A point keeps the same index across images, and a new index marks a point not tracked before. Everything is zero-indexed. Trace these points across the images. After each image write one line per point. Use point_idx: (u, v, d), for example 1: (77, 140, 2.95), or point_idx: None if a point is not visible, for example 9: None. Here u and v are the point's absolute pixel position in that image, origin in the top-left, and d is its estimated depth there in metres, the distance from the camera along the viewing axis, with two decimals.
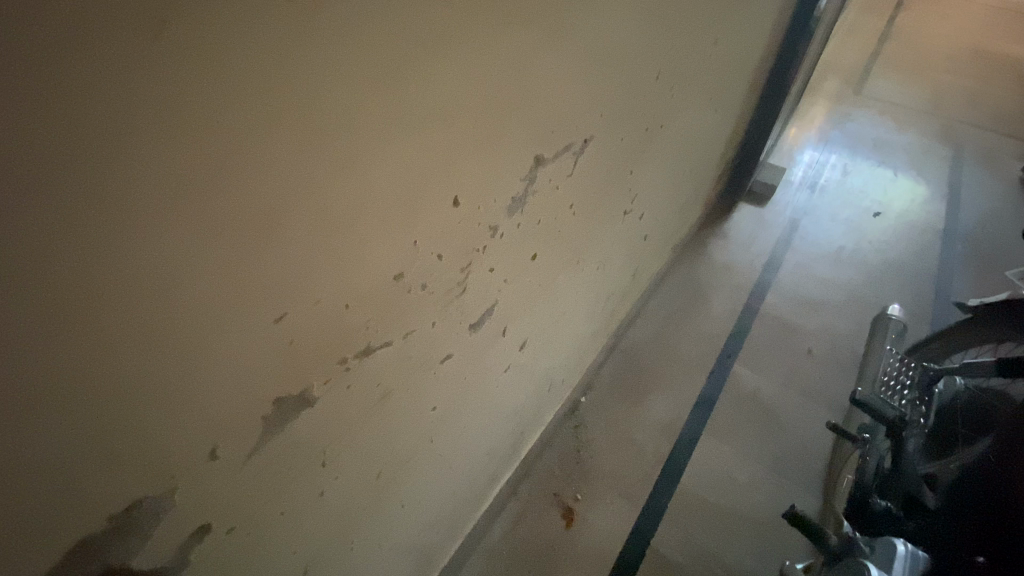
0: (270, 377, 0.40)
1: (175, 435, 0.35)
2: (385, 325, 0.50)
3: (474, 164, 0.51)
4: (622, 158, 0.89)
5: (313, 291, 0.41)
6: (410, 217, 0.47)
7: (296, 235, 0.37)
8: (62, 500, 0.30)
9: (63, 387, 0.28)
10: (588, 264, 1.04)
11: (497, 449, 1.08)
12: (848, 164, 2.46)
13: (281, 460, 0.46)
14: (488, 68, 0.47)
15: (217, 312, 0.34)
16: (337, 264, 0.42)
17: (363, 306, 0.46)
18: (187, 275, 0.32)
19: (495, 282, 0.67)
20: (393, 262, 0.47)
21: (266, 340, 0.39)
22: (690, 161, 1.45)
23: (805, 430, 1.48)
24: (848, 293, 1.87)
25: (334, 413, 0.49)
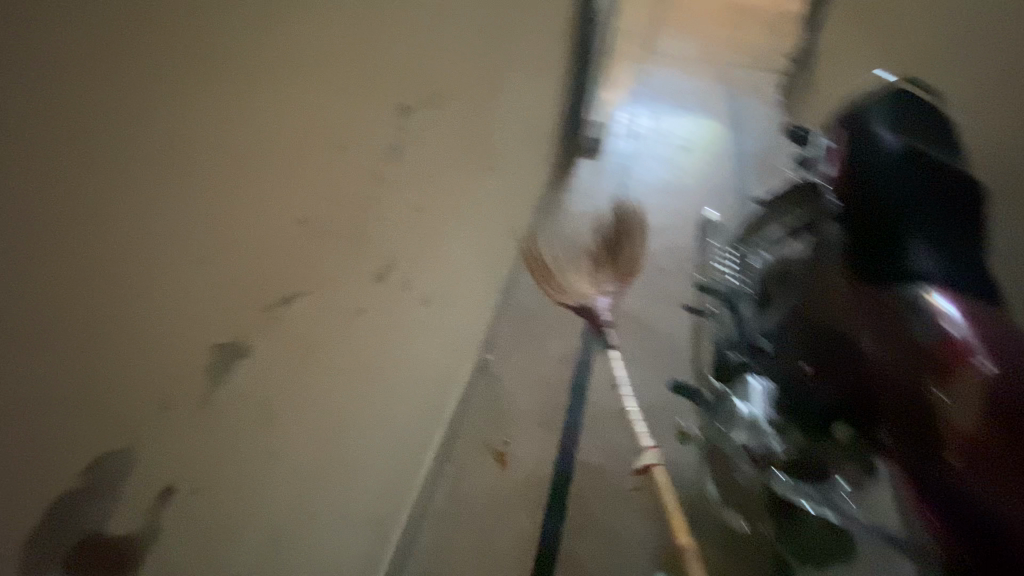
0: (205, 323, 0.42)
1: (119, 387, 0.36)
2: (301, 271, 0.52)
3: (351, 112, 0.55)
4: (476, 113, 0.97)
5: (229, 233, 0.42)
6: (302, 160, 0.50)
7: (205, 173, 0.39)
8: (28, 451, 0.30)
9: (18, 328, 0.29)
10: (470, 220, 1.12)
11: (425, 412, 1.13)
12: (657, 112, 2.88)
13: (229, 415, 0.47)
14: (343, 16, 0.51)
15: (143, 252, 0.35)
16: (247, 206, 0.44)
17: (275, 251, 0.48)
18: (115, 213, 0.33)
19: (391, 232, 0.71)
20: (296, 207, 0.50)
21: (192, 285, 0.40)
22: (532, 122, 1.61)
23: (675, 330, 1.75)
24: (680, 216, 2.22)
25: (269, 363, 0.50)
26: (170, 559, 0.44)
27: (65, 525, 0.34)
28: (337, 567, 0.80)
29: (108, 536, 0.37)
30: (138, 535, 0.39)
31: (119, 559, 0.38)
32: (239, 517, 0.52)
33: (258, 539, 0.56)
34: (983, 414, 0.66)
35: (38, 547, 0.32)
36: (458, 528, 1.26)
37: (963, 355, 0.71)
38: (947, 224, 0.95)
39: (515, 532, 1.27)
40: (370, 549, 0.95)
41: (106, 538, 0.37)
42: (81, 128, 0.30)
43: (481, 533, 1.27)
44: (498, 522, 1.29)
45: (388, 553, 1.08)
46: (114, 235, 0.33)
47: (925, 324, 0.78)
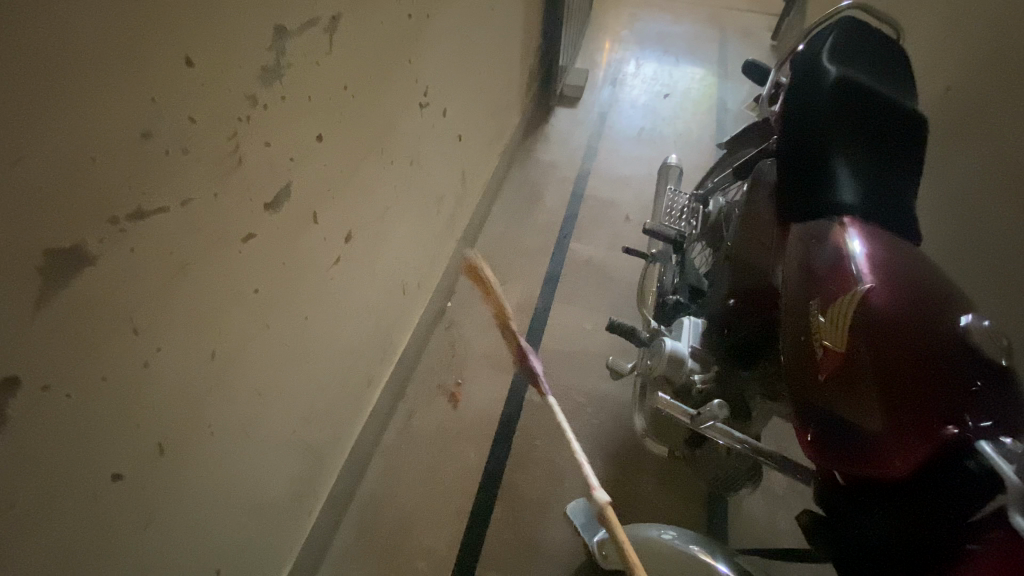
0: (31, 225, 0.44)
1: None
2: (155, 186, 0.54)
3: (201, 26, 0.55)
4: (390, 45, 0.96)
5: (52, 139, 0.44)
6: (141, 73, 0.50)
7: (9, 74, 0.40)
8: None
9: None
10: (400, 159, 1.12)
11: (362, 348, 1.17)
12: (639, 58, 2.77)
13: (79, 319, 0.49)
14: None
15: None
16: (72, 115, 0.45)
17: (117, 162, 0.50)
18: None
19: (278, 159, 0.72)
20: (137, 120, 0.51)
21: (4, 182, 0.41)
22: (486, 63, 1.56)
23: (632, 277, 1.76)
24: (652, 164, 2.18)
25: (124, 274, 0.53)
26: (28, 446, 0.48)
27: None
28: (254, 480, 0.86)
29: None
30: None
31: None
32: (109, 419, 0.55)
33: (143, 441, 0.61)
34: (851, 333, 0.66)
35: None
36: (404, 460, 1.33)
37: (848, 279, 0.71)
38: (870, 154, 0.94)
39: (459, 464, 1.33)
40: (300, 471, 1.01)
41: None
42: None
43: (427, 464, 1.33)
44: (443, 455, 1.34)
45: (328, 479, 1.15)
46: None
47: (826, 249, 0.78)
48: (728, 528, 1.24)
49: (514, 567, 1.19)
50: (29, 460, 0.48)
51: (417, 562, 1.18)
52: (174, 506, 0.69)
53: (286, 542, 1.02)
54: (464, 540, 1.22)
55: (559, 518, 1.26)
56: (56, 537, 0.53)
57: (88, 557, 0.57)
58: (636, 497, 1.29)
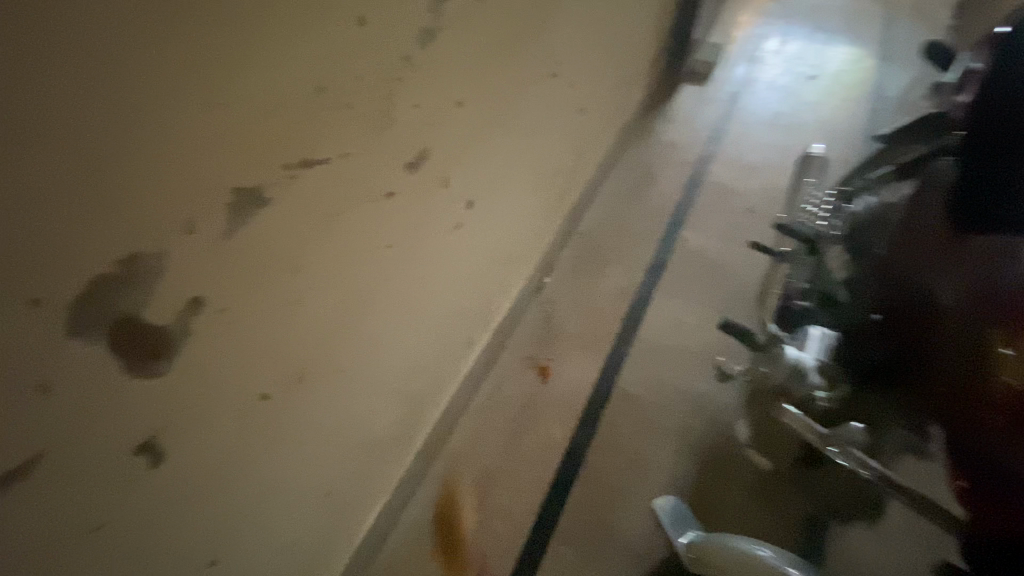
0: (225, 165, 0.49)
1: (138, 203, 0.43)
2: (321, 138, 0.58)
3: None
4: (532, 10, 0.94)
5: (244, 86, 0.48)
6: (322, 29, 0.53)
7: (216, 26, 0.44)
8: (72, 236, 0.40)
9: (66, 132, 0.37)
10: (524, 128, 1.11)
11: (466, 312, 1.20)
12: (784, 34, 2.49)
13: (250, 253, 0.55)
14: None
15: (160, 88, 0.42)
16: (263, 66, 0.49)
17: (295, 112, 0.54)
18: (137, 50, 0.39)
19: (422, 121, 0.74)
20: (311, 76, 0.54)
21: (209, 125, 0.46)
22: (618, 33, 1.49)
23: (748, 274, 1.63)
24: (785, 153, 1.98)
25: (289, 217, 0.58)
26: (201, 358, 0.54)
27: (92, 300, 0.43)
28: (365, 420, 0.93)
29: (144, 322, 0.47)
30: (171, 331, 0.50)
31: (149, 345, 0.49)
32: (265, 345, 0.62)
33: (286, 369, 0.67)
34: None
35: (83, 313, 0.42)
36: (492, 425, 1.36)
37: None
38: None
39: (544, 438, 1.35)
40: (401, 417, 1.08)
41: (141, 324, 0.48)
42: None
43: (512, 433, 1.35)
44: (529, 427, 1.36)
45: (422, 430, 1.21)
46: (121, 56, 0.39)
47: None
48: (828, 559, 1.14)
49: (588, 548, 1.19)
50: (201, 371, 0.55)
51: (494, 522, 1.22)
52: (301, 430, 0.76)
53: (382, 479, 1.11)
54: (541, 512, 1.24)
55: (639, 510, 1.24)
56: (215, 440, 0.61)
57: (236, 461, 0.65)
58: (724, 504, 1.23)
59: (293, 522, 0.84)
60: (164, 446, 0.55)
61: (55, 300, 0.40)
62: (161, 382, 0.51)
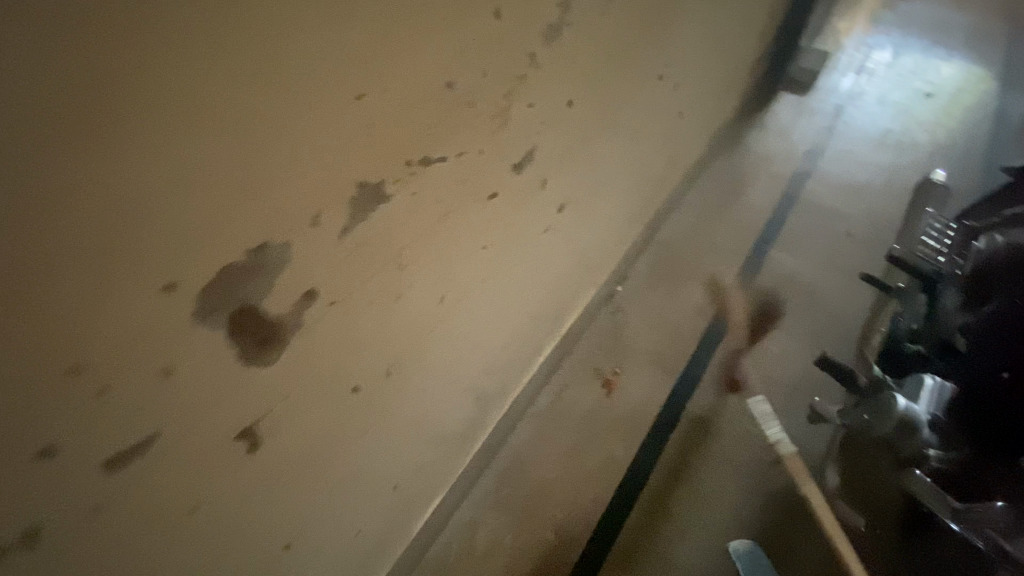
0: (355, 160, 0.48)
1: (273, 192, 0.43)
2: (442, 136, 0.56)
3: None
4: (651, 9, 0.89)
5: (380, 78, 0.46)
6: (459, 21, 0.51)
7: (364, 20, 0.43)
8: (208, 224, 0.39)
9: (215, 123, 0.36)
10: (624, 132, 1.05)
11: (540, 317, 1.17)
12: (899, 43, 2.26)
13: (364, 250, 0.54)
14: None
15: (305, 81, 0.41)
16: (400, 59, 0.47)
17: (422, 108, 0.52)
18: (289, 42, 0.38)
19: (534, 122, 0.71)
20: (443, 72, 0.52)
21: (346, 120, 0.45)
22: (726, 35, 1.40)
23: (843, 305, 1.51)
24: (892, 176, 1.82)
25: (403, 216, 0.57)
26: (306, 350, 0.54)
27: (220, 286, 0.42)
28: (437, 417, 0.92)
29: (263, 312, 0.47)
30: (285, 321, 0.50)
31: (264, 334, 0.48)
32: (365, 339, 0.62)
33: (378, 364, 0.67)
34: None
35: (210, 298, 0.42)
36: (553, 433, 1.33)
37: None
38: None
39: (605, 453, 1.30)
40: (468, 416, 1.06)
41: (260, 313, 0.47)
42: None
43: (573, 444, 1.32)
44: (591, 439, 1.32)
45: (485, 430, 1.20)
46: (276, 44, 0.38)
47: None
48: None
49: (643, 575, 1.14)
50: (306, 361, 0.55)
51: (548, 533, 1.20)
52: (382, 425, 0.76)
53: (443, 475, 1.10)
54: (597, 530, 1.20)
55: (701, 543, 1.17)
56: (308, 429, 0.61)
57: (322, 450, 0.66)
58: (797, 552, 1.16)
59: (362, 512, 0.84)
60: (261, 433, 0.55)
61: (188, 284, 0.40)
62: (270, 370, 0.51)
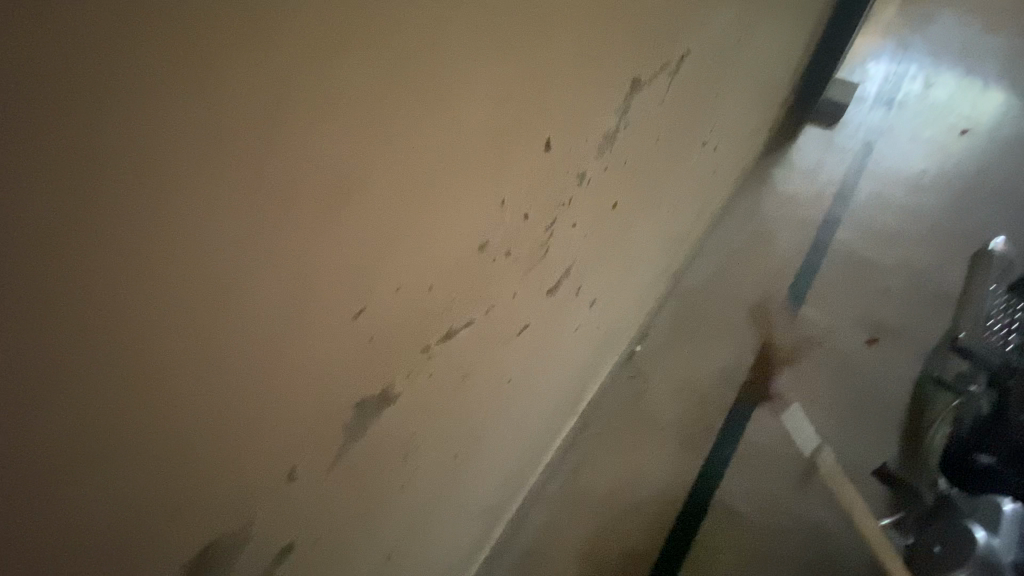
0: (356, 375, 0.41)
1: (235, 451, 0.35)
2: (471, 300, 0.50)
3: (559, 95, 0.44)
4: (705, 81, 0.76)
5: (394, 280, 0.40)
6: (501, 172, 0.43)
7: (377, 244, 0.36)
8: (146, 549, 0.33)
9: (164, 452, 0.30)
10: (663, 207, 0.92)
11: (562, 404, 1.03)
12: (931, 73, 2.14)
13: (368, 446, 0.47)
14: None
15: (288, 356, 0.35)
16: (422, 245, 0.40)
17: (444, 287, 0.45)
18: (267, 327, 0.32)
19: (574, 240, 0.61)
20: (478, 234, 0.45)
21: (343, 352, 0.39)
22: (765, 79, 1.26)
23: (882, 376, 1.39)
24: (931, 225, 1.69)
25: (420, 398, 0.51)
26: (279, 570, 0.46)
27: (133, 518, 0.31)
28: (444, 553, 0.79)
29: None
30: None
31: (218, 558, 0.38)
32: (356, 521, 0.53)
33: (365, 541, 0.56)
34: None
35: None
36: (570, 521, 1.20)
37: None
38: None
39: (628, 546, 1.17)
40: (478, 532, 0.91)
41: None
42: (178, 93, 0.22)
43: (591, 537, 1.18)
44: (610, 531, 1.19)
45: (495, 532, 1.06)
46: (248, 338, 0.32)
47: None
48: None
49: None
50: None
51: None
52: None
53: None
54: None
55: None
56: None
57: None
58: None
59: None
60: None
61: None
62: None
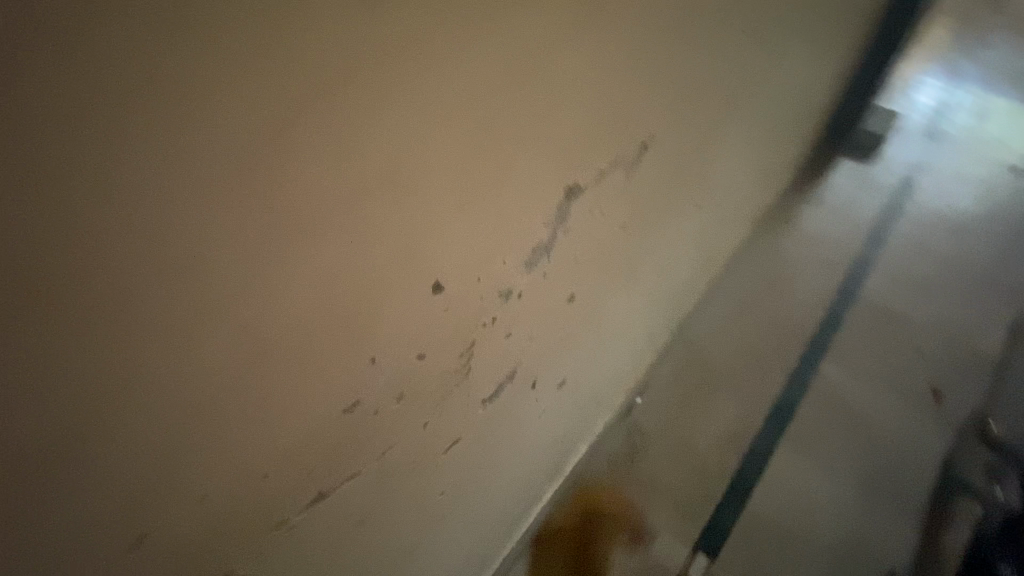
0: (227, 531, 0.39)
1: None
2: (354, 448, 0.45)
3: (440, 202, 0.41)
4: (680, 152, 0.71)
5: (274, 434, 0.38)
6: (378, 316, 0.40)
7: (234, 403, 0.35)
8: None
9: None
10: (644, 274, 0.85)
11: (538, 476, 0.95)
12: (982, 102, 1.96)
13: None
14: (462, 59, 0.36)
15: (124, 534, 0.33)
16: (300, 393, 0.38)
17: (304, 450, 0.41)
18: (90, 511, 0.30)
19: (509, 352, 0.57)
20: (339, 393, 0.41)
21: (201, 514, 0.37)
22: (780, 120, 1.17)
23: (910, 448, 1.25)
24: (973, 276, 1.55)
25: (308, 545, 0.47)
26: None
27: None
28: None
29: None
30: None
31: None
32: None
33: None
34: None
35: None
36: None
37: None
38: None
39: None
40: None
41: None
42: None
43: None
44: None
45: None
46: (64, 529, 0.30)
47: None
48: None
49: None
50: None
51: None
52: None
53: None
54: None
55: None
56: None
57: None
58: None
59: None
60: None
61: None
62: None
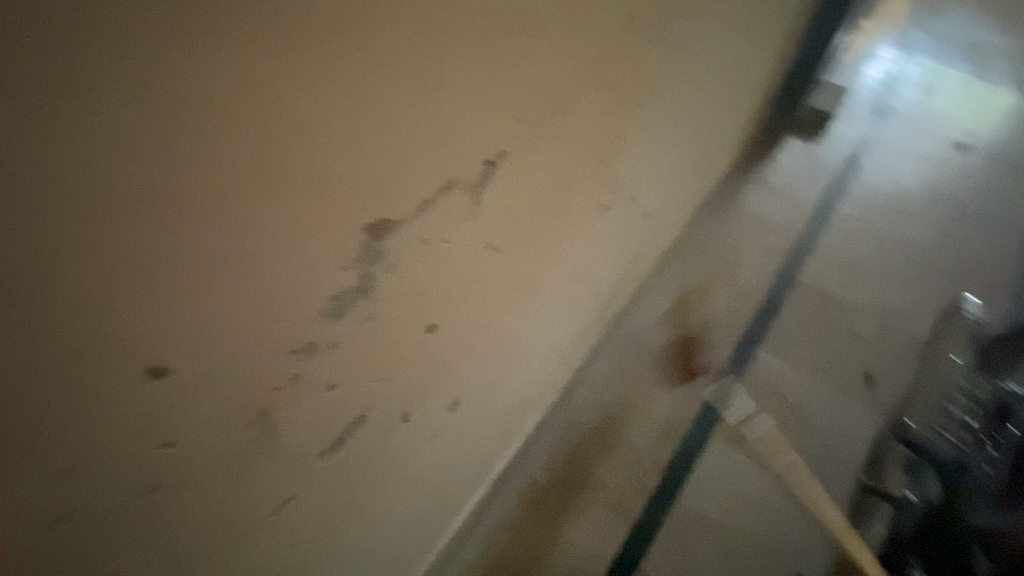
0: None
1: None
2: (105, 554, 0.34)
3: (183, 257, 0.30)
4: (576, 151, 0.63)
5: None
6: (100, 405, 0.30)
7: None
8: None
9: None
10: (552, 280, 0.78)
11: (452, 491, 0.89)
12: (932, 77, 1.93)
13: None
14: (136, 82, 0.24)
15: None
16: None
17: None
18: None
19: (347, 396, 0.47)
20: (58, 505, 0.30)
21: None
22: (714, 103, 1.09)
23: (840, 436, 1.26)
24: (911, 256, 1.55)
25: None
26: None
27: None
28: None
29: None
30: None
31: None
32: None
33: None
34: None
35: None
36: None
37: None
38: None
39: None
40: None
41: None
42: None
43: None
44: None
45: None
46: None
47: None
48: None
49: None
50: None
51: None
52: None
53: None
54: None
55: None
56: None
57: None
58: None
59: None
60: None
61: None
62: None
